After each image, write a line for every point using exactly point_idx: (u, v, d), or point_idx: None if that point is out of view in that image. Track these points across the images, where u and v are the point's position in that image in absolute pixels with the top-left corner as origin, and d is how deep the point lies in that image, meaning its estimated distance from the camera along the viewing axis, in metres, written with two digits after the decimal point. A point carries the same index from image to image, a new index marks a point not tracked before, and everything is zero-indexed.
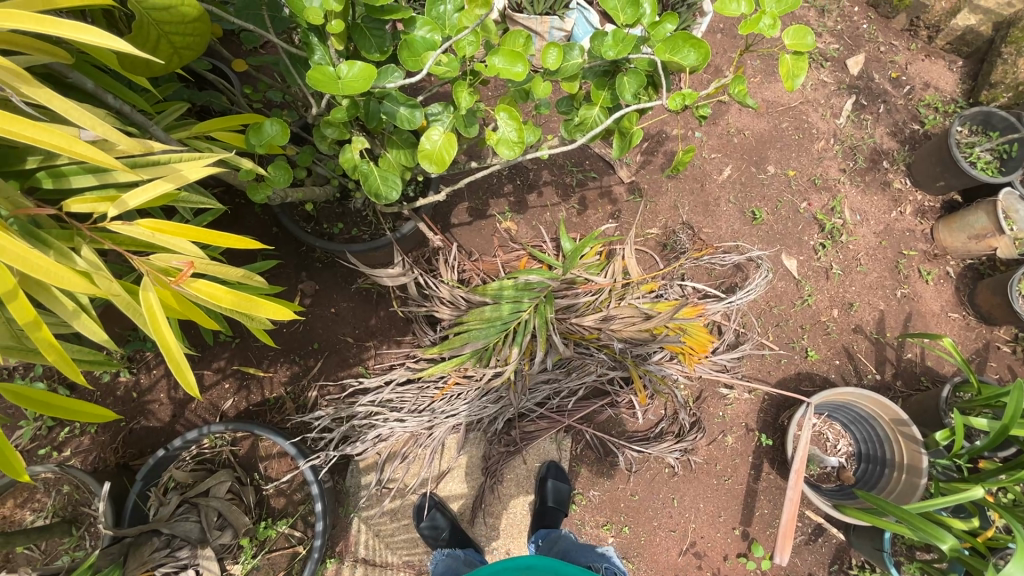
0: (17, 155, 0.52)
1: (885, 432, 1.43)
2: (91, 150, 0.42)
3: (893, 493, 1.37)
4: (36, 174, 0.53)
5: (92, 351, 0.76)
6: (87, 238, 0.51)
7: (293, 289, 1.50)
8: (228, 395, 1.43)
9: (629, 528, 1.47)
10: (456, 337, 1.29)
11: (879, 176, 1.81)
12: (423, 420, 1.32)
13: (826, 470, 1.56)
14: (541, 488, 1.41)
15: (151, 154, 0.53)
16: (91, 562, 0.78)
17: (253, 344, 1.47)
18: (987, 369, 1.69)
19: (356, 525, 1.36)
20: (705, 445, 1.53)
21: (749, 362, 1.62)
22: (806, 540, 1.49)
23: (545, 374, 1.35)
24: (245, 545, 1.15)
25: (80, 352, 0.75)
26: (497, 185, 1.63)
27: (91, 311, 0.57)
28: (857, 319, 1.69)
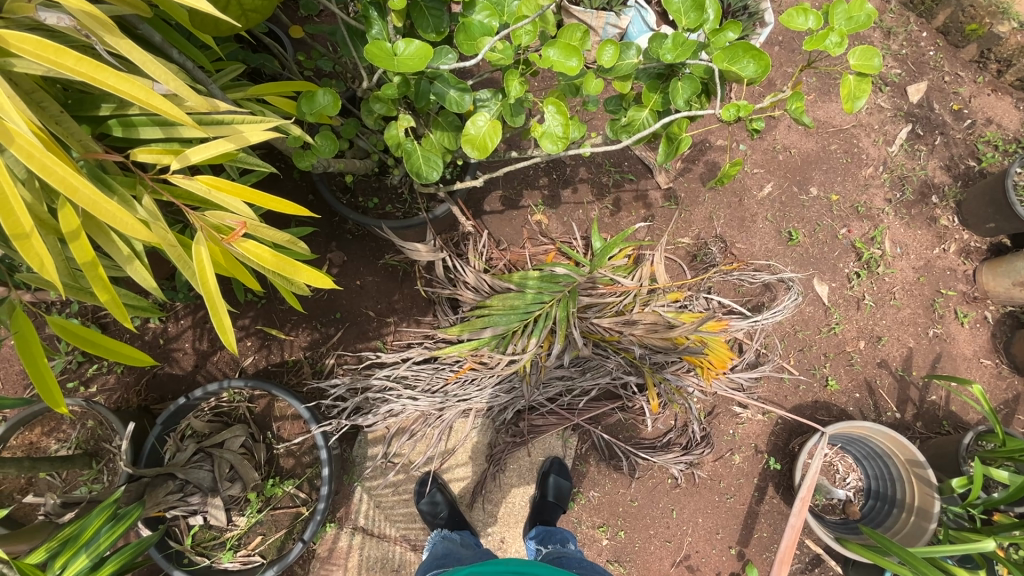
0: (92, 101, 0.54)
1: (899, 472, 1.40)
2: (163, 104, 0.43)
3: (899, 534, 1.35)
4: (107, 122, 0.55)
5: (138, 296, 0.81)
6: (147, 188, 0.53)
7: (322, 257, 1.52)
8: (249, 353, 1.46)
9: (624, 533, 1.47)
10: (477, 322, 1.30)
11: (926, 210, 1.75)
12: (436, 401, 1.34)
13: (832, 501, 1.54)
14: (542, 482, 1.42)
15: (215, 112, 0.54)
16: (118, 496, 0.80)
17: (278, 307, 1.50)
18: (1013, 422, 1.64)
19: (358, 494, 1.39)
20: (711, 460, 1.52)
21: (767, 384, 1.59)
22: (802, 568, 1.48)
23: (560, 370, 1.36)
24: (252, 499, 1.19)
25: (126, 296, 0.79)
26: (533, 177, 1.63)
27: (142, 258, 0.59)
28: (884, 353, 1.65)
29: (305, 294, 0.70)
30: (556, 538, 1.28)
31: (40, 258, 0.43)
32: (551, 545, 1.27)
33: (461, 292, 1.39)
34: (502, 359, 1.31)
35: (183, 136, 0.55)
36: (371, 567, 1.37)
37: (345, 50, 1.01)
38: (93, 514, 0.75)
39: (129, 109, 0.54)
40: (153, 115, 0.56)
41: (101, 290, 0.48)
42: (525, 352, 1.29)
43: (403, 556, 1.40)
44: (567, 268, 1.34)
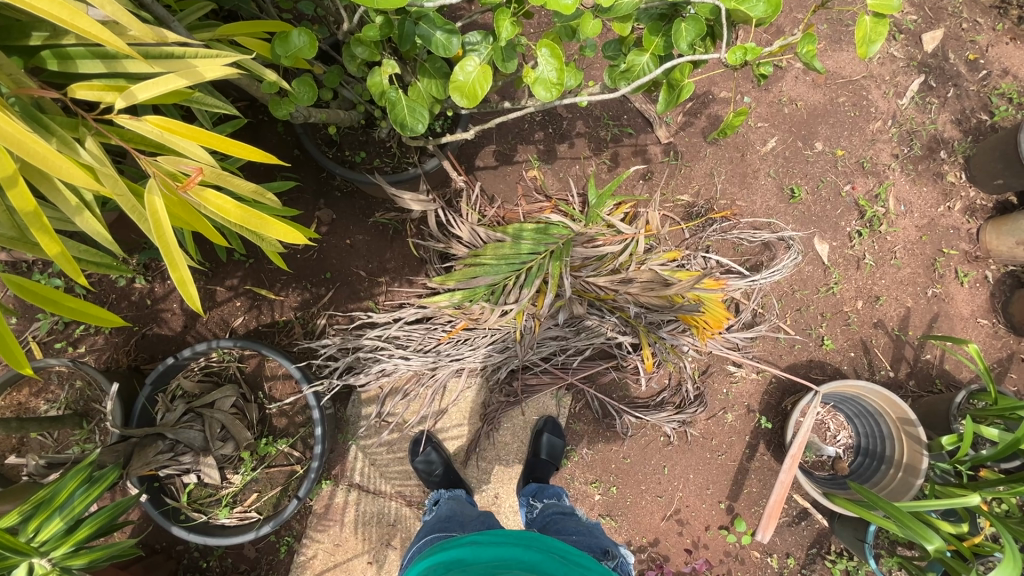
0: (20, 29, 0.48)
1: (889, 429, 1.42)
2: (92, 27, 0.39)
3: (886, 489, 1.38)
4: (40, 54, 0.50)
5: (97, 252, 0.75)
6: (91, 130, 0.48)
7: (310, 215, 1.48)
8: (239, 313, 1.45)
9: (616, 488, 1.49)
10: (466, 270, 1.26)
11: (933, 166, 1.70)
12: (428, 360, 1.33)
13: (822, 458, 1.56)
14: (536, 439, 1.43)
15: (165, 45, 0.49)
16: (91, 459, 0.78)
17: (266, 266, 1.47)
18: (1006, 380, 1.65)
19: (353, 452, 1.40)
20: (704, 419, 1.53)
21: (763, 343, 1.58)
22: (790, 521, 1.51)
23: (553, 330, 1.34)
24: (245, 458, 1.19)
25: (82, 253, 0.74)
26: (527, 131, 1.56)
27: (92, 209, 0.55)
28: (881, 313, 1.64)
29: (281, 250, 0.67)
30: (549, 493, 1.30)
31: None
32: (545, 499, 1.29)
33: (451, 246, 1.36)
34: (492, 309, 1.26)
35: (128, 72, 0.50)
36: (368, 522, 1.40)
37: None
38: (68, 477, 0.75)
39: (64, 39, 0.49)
40: (91, 46, 0.51)
41: (47, 243, 0.44)
42: (518, 304, 1.26)
43: (398, 511, 1.42)
44: (560, 226, 1.30)
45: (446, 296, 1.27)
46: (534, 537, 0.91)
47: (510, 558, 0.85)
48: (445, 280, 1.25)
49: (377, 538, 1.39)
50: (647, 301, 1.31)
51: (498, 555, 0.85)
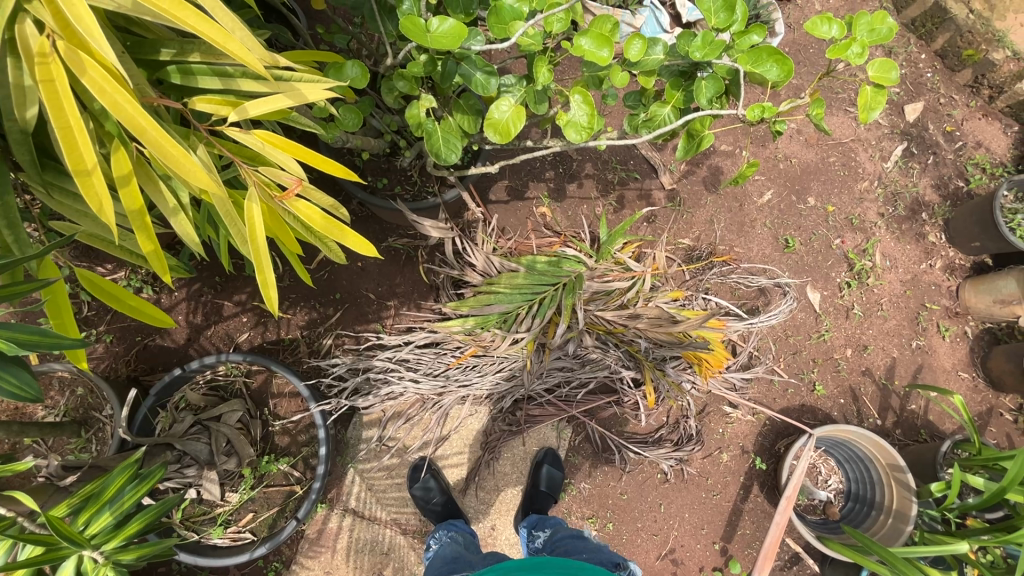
0: (149, 45, 0.53)
1: (879, 475, 1.45)
2: (239, 50, 0.44)
3: (877, 535, 1.40)
4: (166, 67, 0.54)
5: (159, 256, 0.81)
6: (200, 139, 0.52)
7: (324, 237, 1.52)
8: (245, 329, 1.46)
9: (612, 525, 1.49)
10: (479, 297, 1.29)
11: (916, 226, 1.81)
12: (437, 384, 1.34)
13: (814, 502, 1.59)
14: (535, 472, 1.43)
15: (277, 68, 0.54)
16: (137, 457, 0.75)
17: (277, 284, 1.49)
18: (986, 433, 1.71)
19: (351, 476, 1.38)
20: (700, 457, 1.55)
21: (757, 385, 1.63)
22: (782, 565, 1.52)
23: (560, 361, 1.37)
24: (245, 476, 1.17)
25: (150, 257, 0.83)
26: (540, 169, 1.63)
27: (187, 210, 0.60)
28: (869, 362, 1.70)
29: (344, 264, 0.69)
30: (550, 523, 1.29)
31: (100, 199, 0.46)
32: (548, 529, 1.28)
33: (466, 274, 1.40)
34: (504, 336, 1.28)
35: (241, 90, 0.54)
36: (361, 550, 1.36)
37: (372, 24, 1.00)
38: (115, 474, 0.71)
39: (189, 56, 0.53)
40: (213, 64, 0.54)
41: (145, 240, 0.47)
42: (529, 333, 1.28)
43: (393, 539, 1.39)
44: (571, 261, 1.35)
45: (457, 321, 1.30)
46: (537, 563, 0.92)
47: None
48: (460, 305, 1.28)
49: (369, 566, 1.36)
50: (653, 338, 1.35)
51: None
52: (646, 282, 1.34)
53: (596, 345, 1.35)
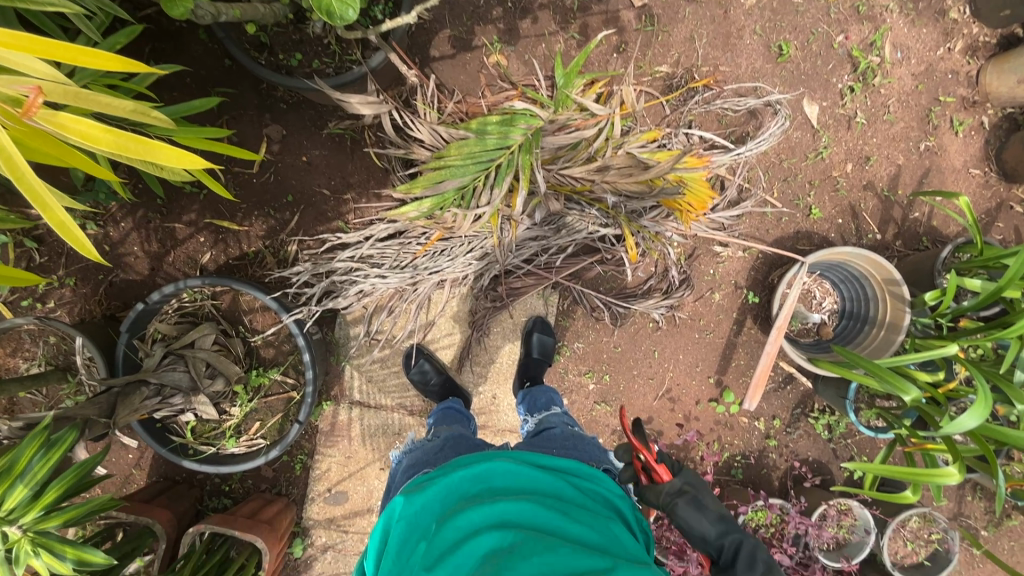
0: None
1: (872, 291, 1.43)
2: None
3: (868, 349, 1.42)
4: None
5: None
6: None
7: (258, 134, 1.42)
8: (205, 249, 1.42)
9: (609, 376, 1.54)
10: (431, 175, 1.16)
11: (936, 2, 1.53)
12: (406, 276, 1.28)
13: (807, 325, 1.58)
14: (527, 340, 1.44)
15: None
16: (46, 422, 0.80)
17: (222, 197, 1.43)
18: (992, 231, 1.61)
19: (348, 372, 1.43)
20: (691, 301, 1.54)
21: (749, 220, 1.55)
22: (775, 387, 1.59)
23: (532, 232, 1.30)
24: (239, 390, 1.20)
25: None
26: (484, 7, 1.38)
27: None
28: (871, 175, 1.58)
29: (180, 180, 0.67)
30: (541, 403, 1.33)
31: None
32: (539, 410, 1.31)
33: (411, 153, 1.26)
34: (460, 212, 1.16)
35: None
36: (374, 434, 1.46)
37: None
38: (24, 444, 0.78)
39: None
40: None
41: None
42: (490, 205, 1.16)
43: (402, 420, 1.47)
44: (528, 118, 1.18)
45: (411, 208, 1.19)
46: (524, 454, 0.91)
47: (504, 472, 0.85)
48: (411, 186, 1.16)
49: (385, 446, 1.46)
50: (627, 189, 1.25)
51: (490, 472, 0.85)
52: (613, 124, 1.18)
53: (559, 211, 1.27)
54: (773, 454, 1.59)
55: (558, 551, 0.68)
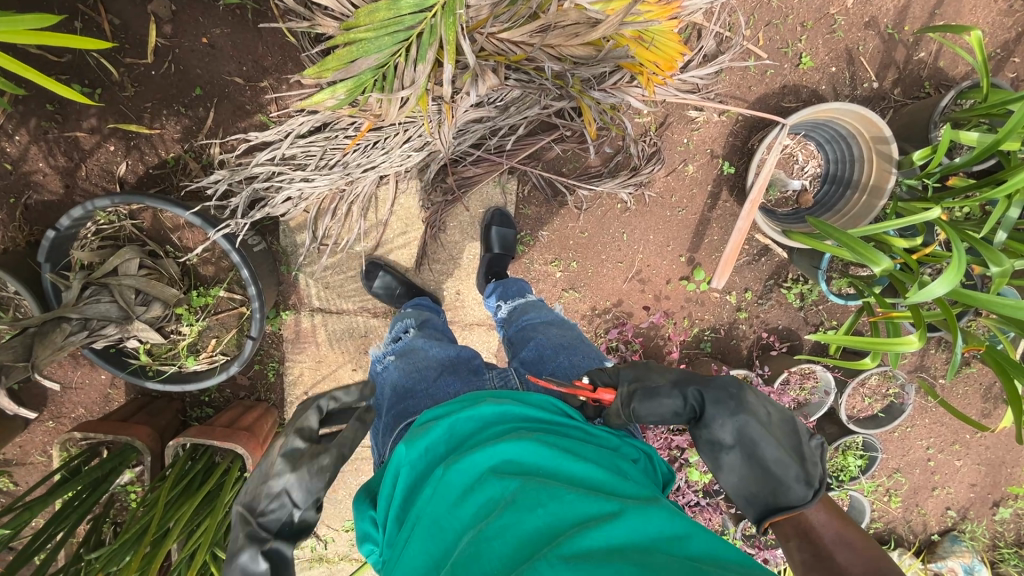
0: None
1: (859, 153, 1.30)
2: None
3: (846, 215, 1.32)
4: None
5: None
6: None
7: (143, 13, 1.20)
8: (119, 159, 1.27)
9: (577, 263, 1.48)
10: (343, 51, 0.97)
11: None
12: (336, 176, 1.17)
13: (786, 194, 1.46)
14: (487, 234, 1.37)
15: None
16: None
17: (122, 95, 1.24)
18: (1004, 70, 1.41)
19: (303, 280, 1.37)
20: (663, 177, 1.43)
21: (728, 77, 1.36)
22: (749, 260, 1.55)
23: (474, 114, 1.15)
24: (182, 312, 1.15)
25: None
26: None
27: None
28: (874, 10, 1.36)
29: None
30: (516, 289, 1.29)
31: None
32: (512, 299, 1.27)
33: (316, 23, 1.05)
34: (381, 96, 1.00)
35: None
36: (342, 338, 1.45)
37: None
38: None
39: None
40: None
41: None
42: (414, 85, 1.01)
43: (368, 323, 1.45)
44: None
45: (326, 95, 1.02)
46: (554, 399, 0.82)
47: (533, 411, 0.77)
48: (320, 68, 0.97)
49: (354, 349, 1.46)
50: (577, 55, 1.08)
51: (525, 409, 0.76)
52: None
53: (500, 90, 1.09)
54: (744, 325, 1.59)
55: (569, 499, 0.61)
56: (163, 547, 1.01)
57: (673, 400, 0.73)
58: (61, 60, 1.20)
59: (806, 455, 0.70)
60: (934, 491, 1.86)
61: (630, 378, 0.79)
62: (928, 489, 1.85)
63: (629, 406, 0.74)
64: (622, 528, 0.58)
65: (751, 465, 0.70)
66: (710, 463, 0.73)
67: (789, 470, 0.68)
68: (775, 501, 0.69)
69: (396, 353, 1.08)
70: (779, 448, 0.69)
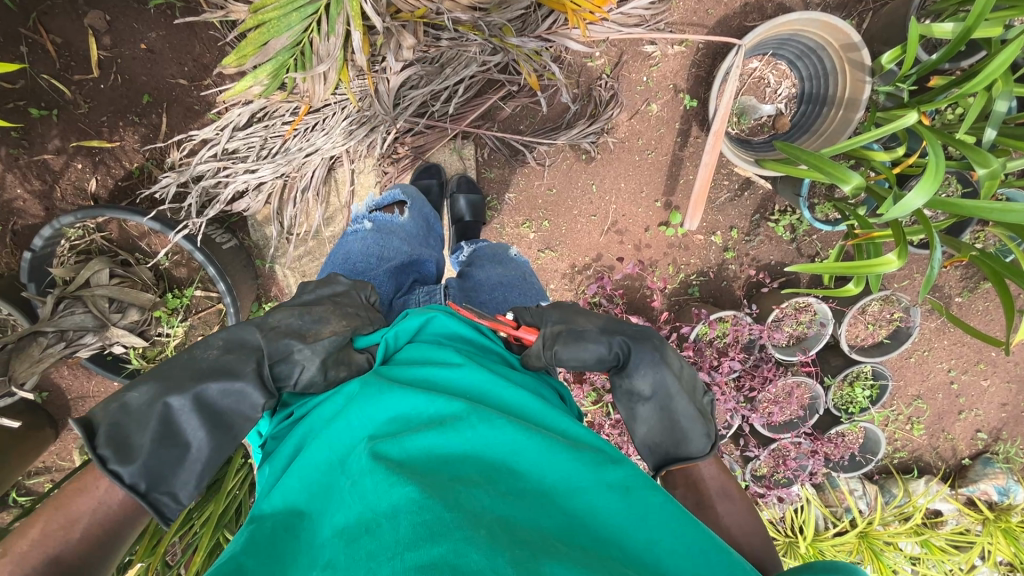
0: None
1: (830, 65, 1.21)
2: None
3: (823, 135, 1.24)
4: None
5: None
6: None
7: (82, 28, 1.22)
8: (87, 175, 1.31)
9: (549, 222, 1.45)
10: (254, 33, 0.99)
11: None
12: (279, 163, 1.23)
13: (760, 122, 1.37)
14: (454, 202, 1.33)
15: None
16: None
17: (78, 113, 1.27)
18: None
19: (279, 271, 1.40)
20: (626, 120, 1.37)
21: (681, 4, 1.29)
22: (731, 196, 1.48)
23: (401, 81, 1.19)
24: (161, 315, 1.19)
25: None
26: None
27: None
28: None
29: None
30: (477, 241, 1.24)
31: None
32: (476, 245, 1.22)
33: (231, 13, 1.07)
34: (298, 74, 0.99)
35: None
36: None
37: None
38: None
39: None
40: None
41: None
42: (331, 59, 1.02)
43: None
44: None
45: (251, 81, 1.03)
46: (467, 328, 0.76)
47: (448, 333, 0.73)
48: (236, 56, 0.99)
49: None
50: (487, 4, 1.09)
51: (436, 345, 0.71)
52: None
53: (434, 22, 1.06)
54: (733, 265, 1.53)
55: (496, 425, 0.59)
56: (162, 542, 1.07)
57: (597, 348, 0.73)
58: (16, 86, 1.24)
59: (709, 410, 0.75)
60: (962, 415, 1.77)
61: (556, 320, 0.77)
62: (955, 413, 1.77)
63: (553, 348, 0.72)
64: (561, 467, 0.58)
65: (663, 418, 0.72)
66: (625, 414, 0.75)
67: (697, 427, 0.71)
68: (675, 451, 0.72)
69: (377, 224, 1.08)
70: (692, 404, 0.72)
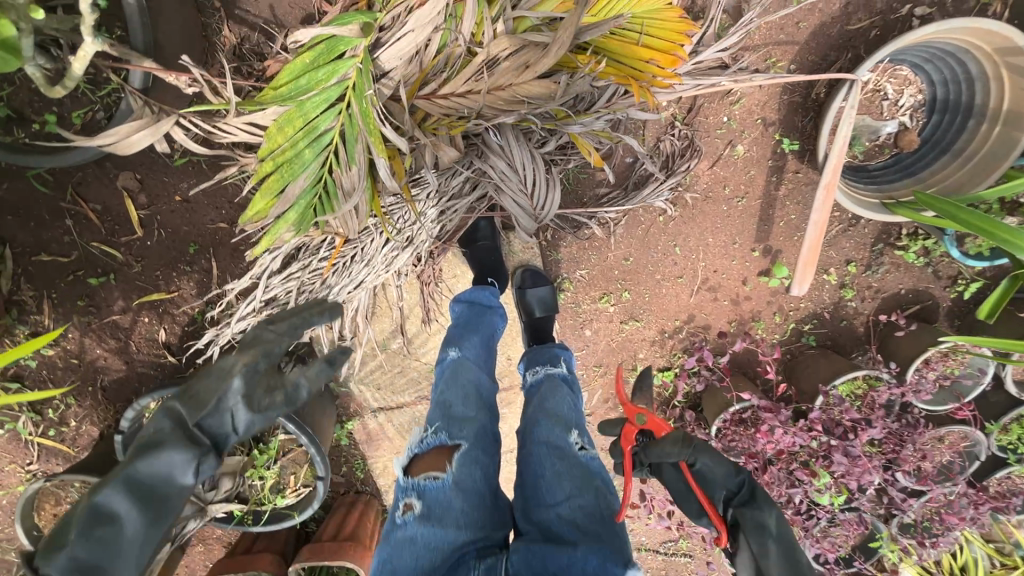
0: None
1: (979, 69, 0.94)
2: None
3: (979, 154, 0.96)
4: None
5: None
6: None
7: (117, 188, 1.17)
8: (156, 327, 1.29)
9: (629, 292, 1.28)
10: (268, 182, 0.80)
11: None
12: (322, 305, 0.99)
13: (879, 142, 1.10)
14: (523, 300, 1.21)
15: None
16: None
17: (134, 270, 1.24)
18: None
19: (355, 387, 1.35)
20: (708, 168, 1.16)
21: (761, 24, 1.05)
22: (844, 227, 1.24)
23: (447, 184, 0.95)
24: (250, 472, 1.17)
25: None
26: None
27: None
28: None
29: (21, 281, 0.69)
30: (552, 353, 1.06)
31: None
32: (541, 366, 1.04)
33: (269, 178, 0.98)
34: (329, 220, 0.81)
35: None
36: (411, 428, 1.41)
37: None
38: None
39: None
40: None
41: None
42: (356, 191, 0.82)
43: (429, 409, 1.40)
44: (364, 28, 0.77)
45: (277, 232, 0.82)
46: None
47: None
48: (250, 215, 0.80)
49: None
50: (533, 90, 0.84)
51: None
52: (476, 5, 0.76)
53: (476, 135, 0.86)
54: (853, 303, 1.30)
55: None
56: None
57: None
58: (70, 258, 1.21)
59: None
60: None
61: None
62: None
63: None
64: None
65: None
66: None
67: None
68: None
69: (427, 503, 0.79)
70: None
